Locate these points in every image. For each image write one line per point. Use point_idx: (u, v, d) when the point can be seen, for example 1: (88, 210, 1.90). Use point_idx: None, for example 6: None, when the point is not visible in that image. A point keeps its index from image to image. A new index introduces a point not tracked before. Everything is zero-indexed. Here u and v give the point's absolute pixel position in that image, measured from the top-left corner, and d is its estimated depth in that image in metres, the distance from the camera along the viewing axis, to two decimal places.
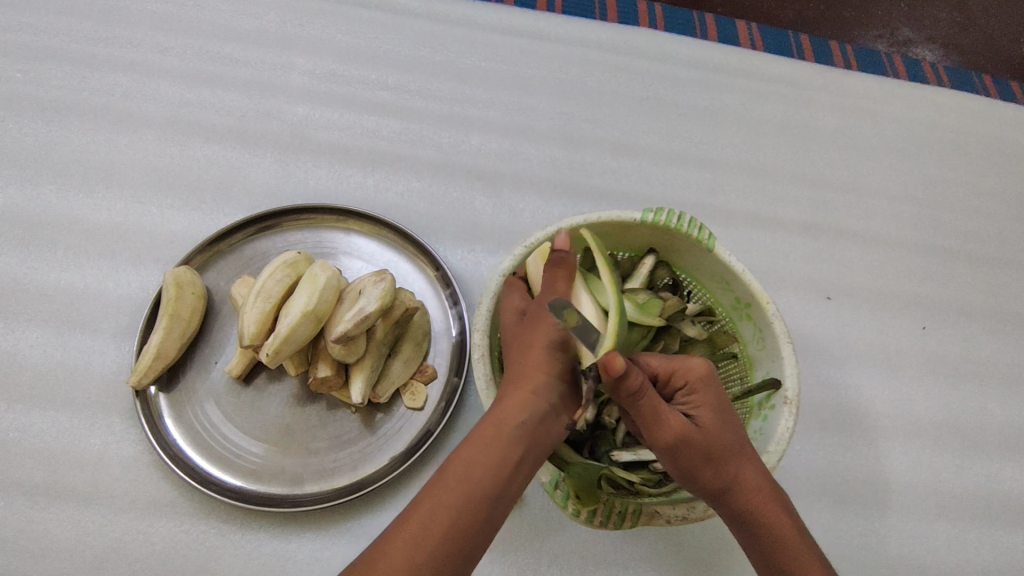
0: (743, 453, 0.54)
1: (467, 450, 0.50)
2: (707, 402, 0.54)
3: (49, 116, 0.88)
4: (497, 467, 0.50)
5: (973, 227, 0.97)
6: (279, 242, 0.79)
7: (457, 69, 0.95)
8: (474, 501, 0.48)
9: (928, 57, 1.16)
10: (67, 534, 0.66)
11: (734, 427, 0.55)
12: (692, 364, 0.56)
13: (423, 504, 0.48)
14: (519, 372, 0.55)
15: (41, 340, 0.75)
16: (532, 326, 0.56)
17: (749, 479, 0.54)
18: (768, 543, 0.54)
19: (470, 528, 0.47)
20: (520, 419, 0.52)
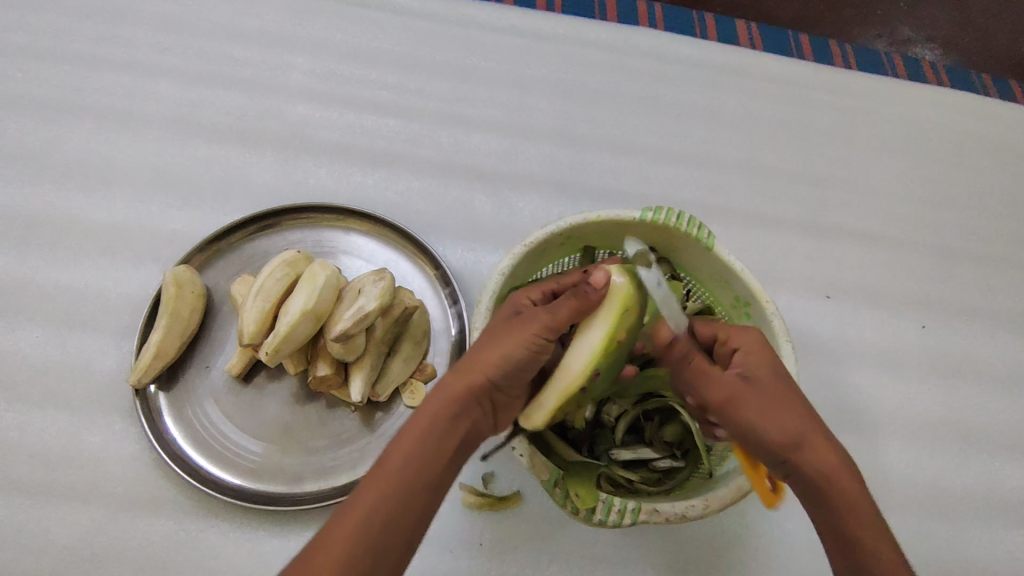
0: (808, 414, 0.52)
1: (405, 443, 0.49)
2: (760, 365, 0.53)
3: (50, 116, 0.88)
4: (433, 459, 0.49)
5: (972, 227, 0.97)
6: (278, 241, 0.79)
7: (457, 68, 0.95)
8: (413, 493, 0.47)
9: (928, 56, 1.16)
10: (66, 533, 0.66)
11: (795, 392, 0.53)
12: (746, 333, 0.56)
13: (362, 495, 0.47)
14: (466, 365, 0.53)
15: (41, 339, 0.75)
16: (490, 330, 0.55)
17: (817, 440, 0.51)
18: (839, 512, 0.49)
19: (411, 519, 0.47)
20: (456, 410, 0.51)
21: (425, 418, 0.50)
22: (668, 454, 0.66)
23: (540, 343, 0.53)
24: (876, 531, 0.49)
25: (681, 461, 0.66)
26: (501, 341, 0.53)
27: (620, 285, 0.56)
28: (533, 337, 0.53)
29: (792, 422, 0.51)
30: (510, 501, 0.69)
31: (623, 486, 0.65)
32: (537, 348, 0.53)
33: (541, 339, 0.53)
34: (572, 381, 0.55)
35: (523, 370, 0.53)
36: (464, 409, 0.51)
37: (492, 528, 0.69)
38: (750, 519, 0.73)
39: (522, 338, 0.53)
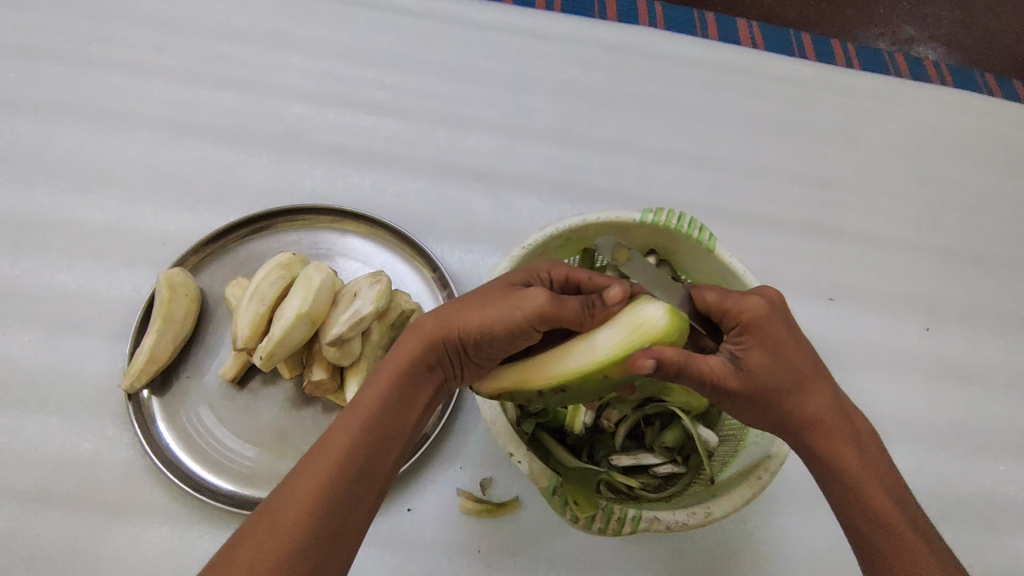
0: (806, 385, 0.50)
1: (373, 394, 0.48)
2: (757, 343, 0.50)
3: (43, 116, 0.87)
4: (398, 413, 0.49)
5: (976, 227, 0.96)
6: (274, 243, 0.78)
7: (454, 68, 0.94)
8: (381, 446, 0.47)
9: (931, 56, 1.15)
10: (58, 540, 0.65)
11: (798, 361, 0.50)
12: (747, 304, 0.50)
13: (333, 443, 0.45)
14: (444, 317, 0.50)
15: (33, 342, 0.74)
16: (481, 292, 0.51)
17: (814, 413, 0.50)
18: (839, 482, 0.49)
19: (378, 472, 0.46)
20: (425, 365, 0.50)
21: (395, 370, 0.49)
22: (669, 459, 0.64)
23: (527, 328, 0.49)
24: (880, 501, 0.48)
25: (681, 467, 0.64)
26: (488, 306, 0.49)
27: (644, 318, 0.50)
28: (524, 316, 0.48)
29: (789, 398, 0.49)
30: (508, 507, 0.69)
31: (622, 492, 0.63)
32: (523, 331, 0.49)
33: (531, 323, 0.49)
34: (532, 380, 0.52)
35: (502, 342, 0.50)
36: (433, 365, 0.51)
37: (490, 534, 0.68)
38: (751, 525, 0.72)
39: (510, 316, 0.48)
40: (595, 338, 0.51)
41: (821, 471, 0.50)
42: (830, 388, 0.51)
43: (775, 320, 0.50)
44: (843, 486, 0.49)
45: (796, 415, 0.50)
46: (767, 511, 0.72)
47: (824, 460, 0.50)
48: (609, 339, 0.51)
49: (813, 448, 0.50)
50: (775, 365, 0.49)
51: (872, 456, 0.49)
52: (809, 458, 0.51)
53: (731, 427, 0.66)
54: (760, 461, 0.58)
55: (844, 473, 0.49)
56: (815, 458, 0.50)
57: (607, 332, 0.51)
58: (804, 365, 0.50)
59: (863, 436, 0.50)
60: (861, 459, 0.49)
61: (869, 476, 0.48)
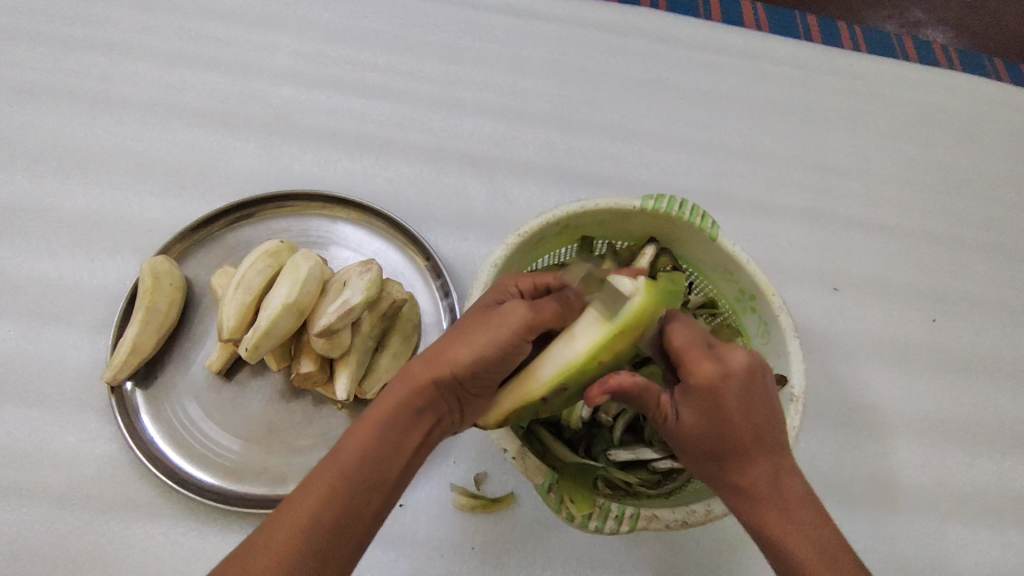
0: (738, 454, 0.47)
1: (358, 437, 0.46)
2: (694, 408, 0.47)
3: (24, 99, 0.84)
4: (388, 457, 0.46)
5: (984, 215, 0.93)
6: (262, 231, 0.76)
7: (449, 50, 0.91)
8: (365, 494, 0.44)
9: (939, 39, 1.11)
10: (40, 537, 0.63)
11: (734, 430, 0.47)
12: (697, 369, 0.47)
13: (314, 488, 0.44)
14: (435, 354, 0.49)
15: (13, 332, 0.72)
16: (467, 320, 0.51)
17: (742, 482, 0.48)
18: (766, 550, 0.48)
19: (363, 521, 0.44)
20: (417, 405, 0.47)
21: (382, 412, 0.46)
22: (669, 453, 0.61)
23: (518, 343, 0.49)
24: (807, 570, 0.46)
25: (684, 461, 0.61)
26: (476, 336, 0.49)
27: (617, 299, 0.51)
28: (512, 335, 0.48)
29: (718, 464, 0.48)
30: (503, 502, 0.67)
31: (620, 488, 0.61)
32: (515, 348, 0.49)
33: (521, 339, 0.49)
34: (532, 391, 0.50)
35: (495, 368, 0.49)
36: (428, 405, 0.48)
37: (485, 530, 0.66)
38: None
39: (496, 338, 0.48)
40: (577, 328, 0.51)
41: (753, 537, 0.49)
42: (767, 454, 0.48)
43: (725, 389, 0.47)
44: (770, 553, 0.48)
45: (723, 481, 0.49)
46: None
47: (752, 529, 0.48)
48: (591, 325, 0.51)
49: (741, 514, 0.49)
50: (710, 432, 0.47)
51: (805, 523, 0.47)
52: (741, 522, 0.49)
53: None
54: None
55: (770, 544, 0.47)
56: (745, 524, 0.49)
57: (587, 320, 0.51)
58: (742, 431, 0.47)
59: (794, 503, 0.47)
60: (791, 527, 0.47)
61: (799, 547, 0.46)
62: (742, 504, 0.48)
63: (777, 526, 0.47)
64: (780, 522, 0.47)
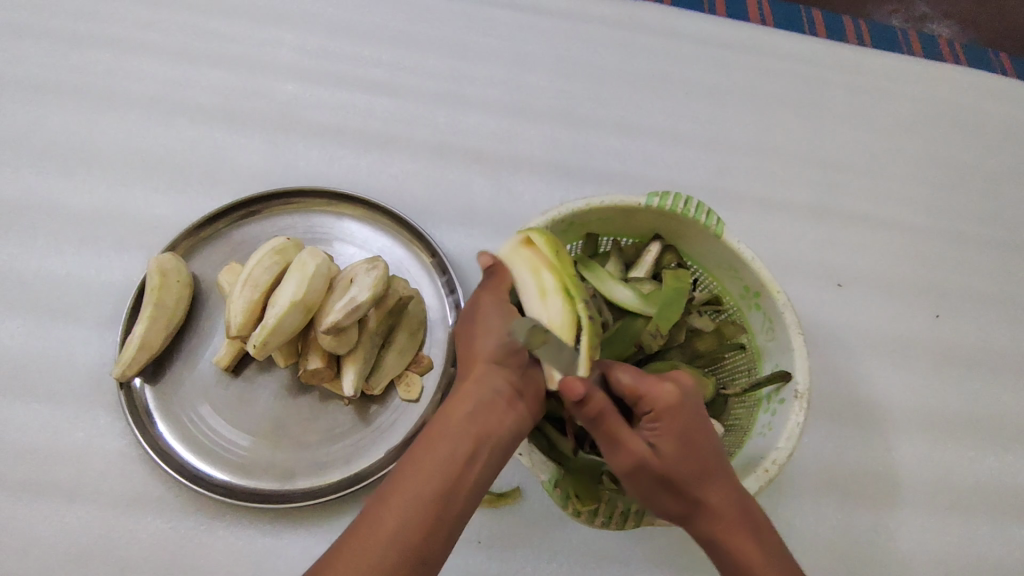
0: (710, 485, 0.50)
1: (415, 452, 0.48)
2: (666, 433, 0.50)
3: (30, 96, 0.85)
4: (446, 462, 0.47)
5: (988, 210, 0.93)
6: (268, 228, 0.76)
7: (453, 45, 0.91)
8: (426, 501, 0.46)
9: (945, 33, 1.10)
10: (52, 531, 0.64)
11: (703, 457, 0.50)
12: (659, 388, 0.51)
13: (373, 505, 0.46)
14: (470, 363, 0.52)
15: (22, 329, 0.72)
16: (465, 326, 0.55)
17: (719, 516, 0.50)
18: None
19: (426, 531, 0.45)
20: (467, 408, 0.49)
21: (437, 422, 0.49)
22: None
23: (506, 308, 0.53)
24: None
25: None
26: (483, 325, 0.53)
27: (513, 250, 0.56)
28: (493, 308, 0.53)
29: (692, 497, 0.50)
30: (509, 497, 0.67)
31: None
32: (511, 314, 0.53)
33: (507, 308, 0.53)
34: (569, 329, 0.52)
35: (509, 340, 0.52)
36: (480, 405, 0.50)
37: (490, 524, 0.67)
38: None
39: (481, 320, 0.53)
40: (526, 284, 0.54)
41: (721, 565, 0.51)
42: (731, 487, 0.51)
43: (685, 409, 0.50)
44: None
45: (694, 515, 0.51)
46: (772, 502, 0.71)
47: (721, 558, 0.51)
48: (527, 272, 0.55)
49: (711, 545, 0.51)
50: (680, 459, 0.50)
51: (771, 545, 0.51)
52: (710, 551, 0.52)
53: (738, 417, 0.65)
54: (766, 453, 0.57)
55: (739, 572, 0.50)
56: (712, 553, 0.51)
57: (522, 273, 0.55)
58: (709, 457, 0.51)
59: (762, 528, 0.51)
60: (759, 557, 0.50)
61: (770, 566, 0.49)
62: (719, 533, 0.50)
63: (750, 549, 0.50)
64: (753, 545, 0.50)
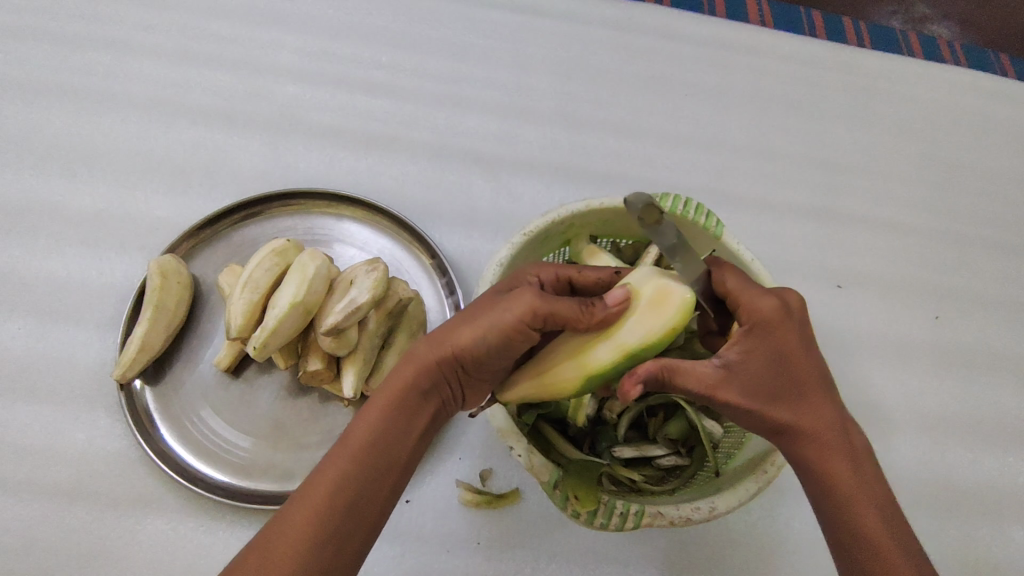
0: (805, 397, 0.48)
1: (366, 421, 0.47)
2: (761, 347, 0.48)
3: (31, 98, 0.85)
4: (399, 436, 0.48)
5: (988, 212, 0.93)
6: (269, 229, 0.76)
7: (454, 47, 0.91)
8: (379, 474, 0.46)
9: (945, 34, 1.10)
10: (53, 532, 0.64)
11: (800, 370, 0.48)
12: (759, 304, 0.49)
13: (328, 469, 0.45)
14: (435, 339, 0.49)
15: (23, 331, 0.73)
16: (474, 307, 0.50)
17: (811, 429, 0.48)
18: (830, 499, 0.48)
19: (377, 502, 0.46)
20: (422, 387, 0.49)
21: (387, 396, 0.48)
22: (672, 451, 0.63)
23: (522, 330, 0.48)
24: (869, 518, 0.47)
25: (685, 459, 0.63)
26: (480, 321, 0.48)
27: (634, 320, 0.50)
28: (514, 320, 0.48)
29: (786, 410, 0.48)
30: (509, 498, 0.67)
31: (625, 485, 0.63)
32: (519, 335, 0.48)
33: (524, 328, 0.48)
34: (548, 388, 0.53)
35: (498, 352, 0.49)
36: (432, 386, 0.49)
37: (490, 525, 0.67)
38: (755, 516, 0.70)
39: (499, 326, 0.48)
40: (590, 351, 0.51)
41: (810, 482, 0.49)
42: (831, 407, 0.49)
43: (787, 326, 0.48)
44: (829, 504, 0.48)
45: (788, 427, 0.48)
46: (772, 503, 0.71)
47: (811, 475, 0.49)
48: (604, 347, 0.51)
49: (803, 464, 0.49)
50: (775, 371, 0.48)
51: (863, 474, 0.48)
52: (802, 472, 0.50)
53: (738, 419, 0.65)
54: (767, 452, 0.56)
55: (833, 493, 0.48)
56: (804, 474, 0.49)
57: (603, 343, 0.51)
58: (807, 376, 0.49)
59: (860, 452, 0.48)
60: (860, 504, 0.47)
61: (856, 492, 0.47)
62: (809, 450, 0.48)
63: (842, 470, 0.48)
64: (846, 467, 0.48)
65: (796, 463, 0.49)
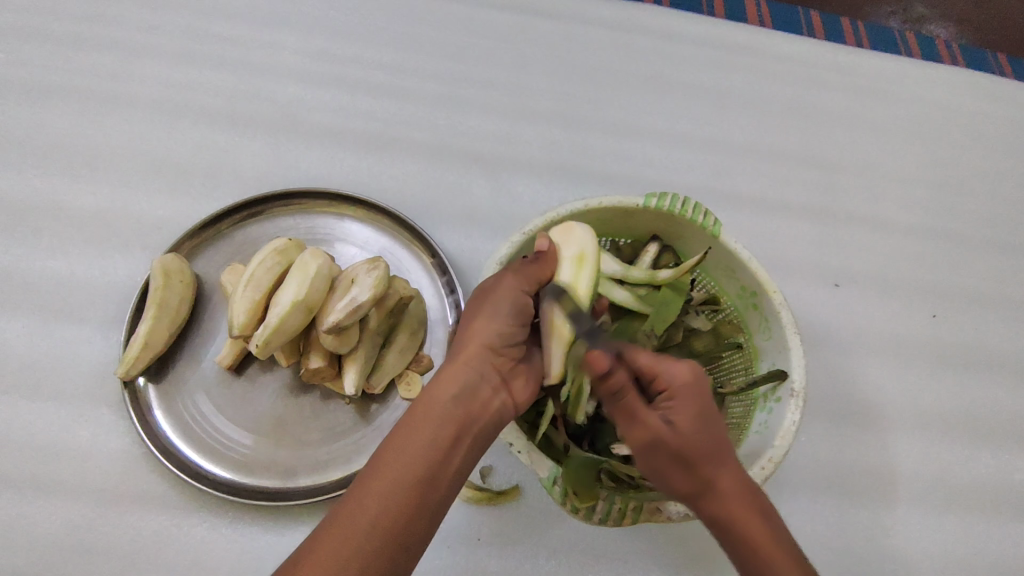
0: (726, 461, 0.51)
1: (393, 439, 0.49)
2: (689, 405, 0.51)
3: (35, 98, 0.86)
4: (431, 445, 0.48)
5: (985, 211, 0.94)
6: (271, 228, 0.77)
7: (454, 47, 0.92)
8: (413, 491, 0.47)
9: (943, 34, 1.10)
10: (57, 528, 0.65)
11: (720, 436, 0.51)
12: (678, 370, 0.52)
13: (353, 490, 0.46)
14: (458, 347, 0.53)
15: (27, 330, 0.73)
16: (476, 303, 0.55)
17: (735, 490, 0.50)
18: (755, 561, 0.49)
19: (414, 520, 0.46)
20: (452, 392, 0.50)
21: (421, 408, 0.50)
22: None
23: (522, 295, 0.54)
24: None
25: None
26: (487, 307, 0.53)
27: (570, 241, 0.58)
28: (515, 291, 0.53)
29: (713, 470, 0.50)
30: (509, 495, 0.68)
31: (624, 481, 0.61)
32: (522, 300, 0.54)
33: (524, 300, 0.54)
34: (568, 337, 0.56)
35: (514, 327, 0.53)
36: (466, 388, 0.51)
37: (490, 521, 0.68)
38: None
39: (503, 299, 0.53)
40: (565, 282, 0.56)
41: (726, 541, 0.50)
42: (740, 472, 0.51)
43: (702, 390, 0.52)
44: (747, 559, 0.50)
45: (710, 486, 0.50)
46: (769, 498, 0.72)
47: (732, 535, 0.50)
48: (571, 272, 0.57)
49: (723, 524, 0.50)
50: (704, 432, 0.50)
51: (779, 529, 0.51)
52: (727, 538, 0.50)
53: (735, 416, 0.65)
54: (763, 451, 0.57)
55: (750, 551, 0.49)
56: (723, 535, 0.50)
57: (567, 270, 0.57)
58: (724, 440, 0.51)
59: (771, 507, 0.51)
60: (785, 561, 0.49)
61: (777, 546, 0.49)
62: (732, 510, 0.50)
63: (762, 527, 0.49)
64: (765, 525, 0.50)
65: (718, 525, 0.50)
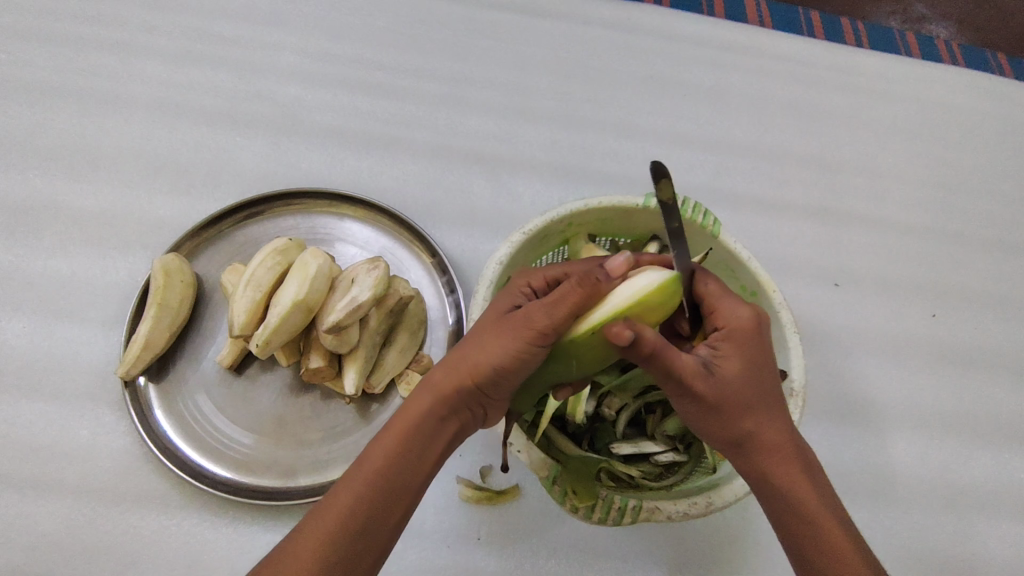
0: (771, 412, 0.49)
1: (382, 446, 0.48)
2: (743, 350, 0.50)
3: (36, 99, 0.86)
4: (416, 459, 0.48)
5: (985, 210, 0.94)
6: (271, 228, 0.77)
7: (454, 47, 0.92)
8: (383, 508, 0.47)
9: (944, 34, 1.10)
10: (57, 528, 0.65)
11: (765, 385, 0.50)
12: (735, 315, 0.51)
13: (342, 493, 0.46)
14: (454, 362, 0.50)
15: (28, 329, 0.73)
16: (488, 326, 0.51)
17: (773, 441, 0.49)
18: (792, 515, 0.48)
19: (377, 540, 0.46)
20: (440, 413, 0.50)
21: (405, 420, 0.49)
22: (670, 447, 0.64)
23: (531, 351, 0.48)
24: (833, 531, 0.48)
25: (683, 455, 0.64)
26: (495, 344, 0.49)
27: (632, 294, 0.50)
28: (523, 344, 0.48)
29: (753, 422, 0.49)
30: (507, 495, 0.68)
31: (624, 480, 0.63)
32: (529, 354, 0.48)
33: (535, 345, 0.48)
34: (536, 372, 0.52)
35: (514, 374, 0.49)
36: (449, 412, 0.50)
37: (490, 521, 0.68)
38: (753, 512, 0.71)
39: (510, 348, 0.48)
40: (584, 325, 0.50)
41: (760, 489, 0.50)
42: (785, 422, 0.50)
43: (757, 340, 0.50)
44: (783, 512, 0.49)
45: (754, 438, 0.49)
46: None
47: (769, 489, 0.49)
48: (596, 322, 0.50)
49: (764, 478, 0.49)
50: (749, 379, 0.49)
51: (820, 485, 0.49)
52: (765, 490, 0.50)
53: None
54: None
55: (787, 503, 0.48)
56: (760, 487, 0.50)
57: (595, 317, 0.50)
58: (771, 392, 0.50)
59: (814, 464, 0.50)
60: (826, 519, 0.48)
61: (816, 504, 0.48)
62: (770, 462, 0.49)
63: (802, 482, 0.49)
64: (806, 480, 0.49)
65: (755, 478, 0.50)
